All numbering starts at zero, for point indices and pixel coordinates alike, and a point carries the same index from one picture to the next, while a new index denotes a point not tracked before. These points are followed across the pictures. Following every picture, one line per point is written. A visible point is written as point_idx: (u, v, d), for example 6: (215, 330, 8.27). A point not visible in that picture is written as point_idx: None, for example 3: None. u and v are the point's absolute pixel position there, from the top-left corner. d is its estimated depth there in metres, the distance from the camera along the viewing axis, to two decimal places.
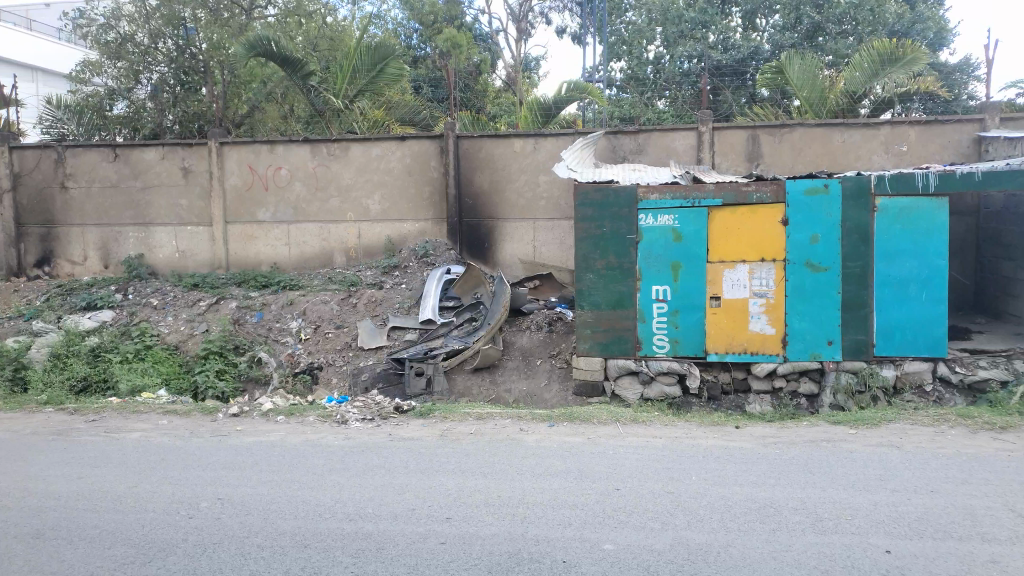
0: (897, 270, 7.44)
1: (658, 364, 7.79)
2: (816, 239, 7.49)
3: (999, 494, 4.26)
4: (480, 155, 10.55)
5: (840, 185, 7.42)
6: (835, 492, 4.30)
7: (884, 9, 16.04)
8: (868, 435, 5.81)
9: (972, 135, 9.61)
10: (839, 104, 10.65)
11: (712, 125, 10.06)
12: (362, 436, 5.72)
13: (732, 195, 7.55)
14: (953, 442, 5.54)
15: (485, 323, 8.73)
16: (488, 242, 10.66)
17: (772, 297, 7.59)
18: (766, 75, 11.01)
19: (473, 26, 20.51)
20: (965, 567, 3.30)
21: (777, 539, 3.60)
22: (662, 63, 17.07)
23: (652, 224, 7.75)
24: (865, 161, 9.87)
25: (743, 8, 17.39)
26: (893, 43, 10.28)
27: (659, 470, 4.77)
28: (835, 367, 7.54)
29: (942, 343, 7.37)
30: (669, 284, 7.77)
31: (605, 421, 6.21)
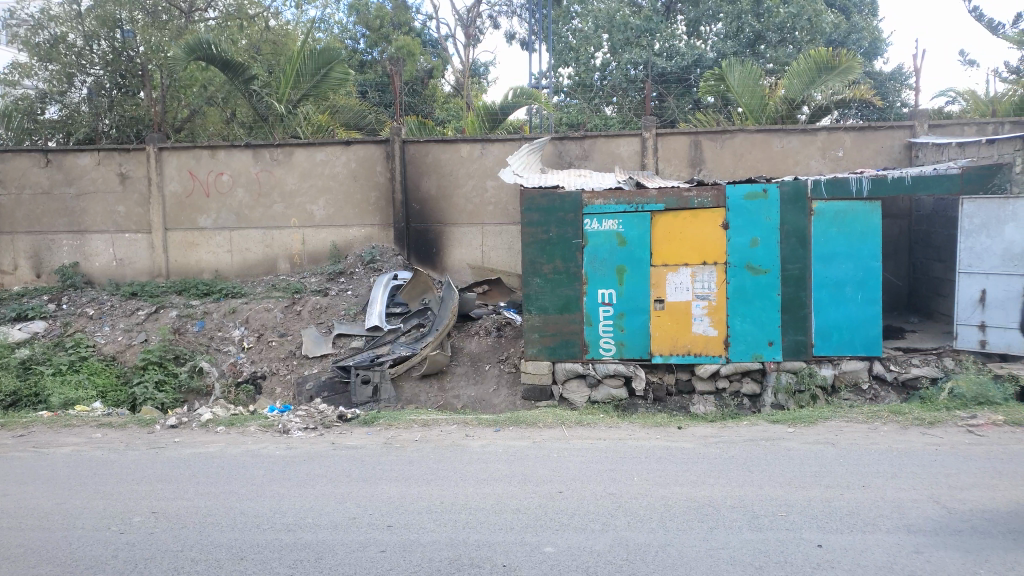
0: (834, 273, 7.68)
1: (605, 367, 7.89)
2: (756, 243, 7.68)
3: (926, 487, 4.44)
4: (427, 160, 10.52)
5: (779, 189, 7.64)
6: (772, 489, 4.42)
7: (821, 19, 16.65)
8: (806, 433, 5.98)
9: (904, 141, 9.99)
10: (778, 110, 10.90)
11: (656, 131, 10.24)
12: (305, 445, 5.66)
13: (675, 199, 7.69)
14: (884, 438, 5.74)
15: (433, 329, 8.71)
16: (436, 247, 10.64)
17: (714, 299, 7.76)
18: (708, 83, 11.30)
19: (422, 31, 20.46)
20: (891, 558, 3.43)
21: (714, 537, 3.68)
22: (609, 70, 17.26)
23: (597, 229, 7.84)
24: (803, 166, 10.15)
25: (687, 16, 17.76)
26: (829, 51, 10.59)
27: (603, 472, 4.84)
28: (776, 367, 7.74)
29: (876, 342, 7.64)
30: (614, 288, 7.87)
31: (550, 425, 6.26)
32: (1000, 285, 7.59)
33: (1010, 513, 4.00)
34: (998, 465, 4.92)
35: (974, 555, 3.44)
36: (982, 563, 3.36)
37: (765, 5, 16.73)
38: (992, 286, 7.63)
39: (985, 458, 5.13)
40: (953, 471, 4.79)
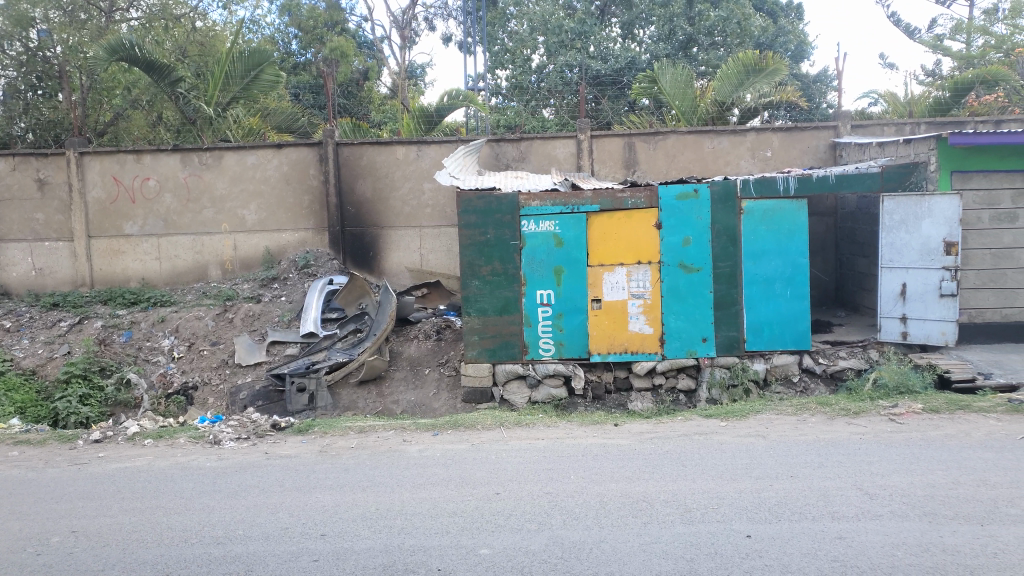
0: (763, 270, 7.91)
1: (545, 367, 7.94)
2: (689, 242, 7.85)
3: (850, 475, 4.60)
4: (362, 163, 10.41)
5: (709, 189, 7.81)
6: (704, 483, 4.53)
7: (749, 23, 17.15)
8: (738, 426, 6.14)
9: (828, 142, 10.37)
10: (708, 112, 11.17)
11: (591, 132, 10.37)
12: (237, 456, 5.53)
13: (610, 200, 7.79)
14: (812, 429, 5.94)
15: (370, 334, 8.61)
16: (372, 251, 10.52)
17: (649, 298, 7.90)
18: (641, 84, 11.45)
19: (357, 33, 20.24)
20: (815, 544, 3.55)
21: (648, 532, 3.76)
22: (545, 72, 17.40)
23: (534, 230, 7.89)
24: (734, 166, 10.42)
25: (621, 19, 18.08)
26: (757, 55, 10.87)
27: (540, 471, 4.88)
28: (710, 363, 7.91)
29: (805, 336, 7.90)
30: (552, 288, 7.94)
31: (489, 427, 6.26)
32: (919, 279, 7.97)
33: (926, 496, 4.20)
34: (916, 451, 5.15)
35: (891, 538, 3.60)
36: (900, 546, 3.51)
37: (696, 8, 17.13)
38: (912, 280, 8.00)
39: (905, 444, 5.37)
40: (875, 458, 5.00)
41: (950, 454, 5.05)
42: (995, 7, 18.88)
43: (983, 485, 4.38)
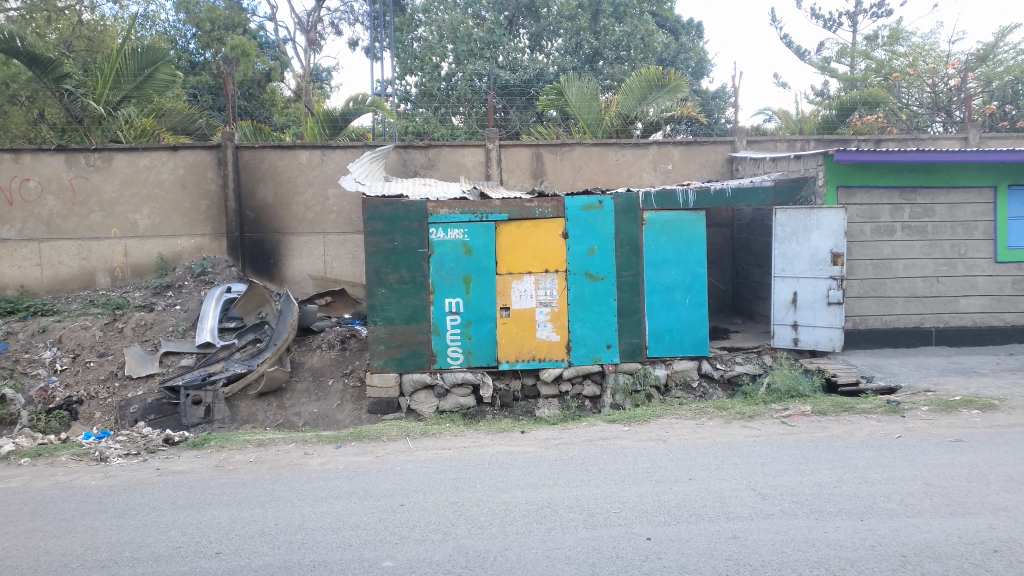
0: (664, 278, 8.16)
1: (453, 376, 7.91)
2: (594, 251, 8.00)
3: (744, 477, 4.79)
4: (263, 167, 10.11)
5: (613, 201, 8.00)
6: (606, 488, 4.61)
7: (653, 39, 17.74)
8: (640, 431, 6.29)
9: (725, 156, 10.82)
10: (613, 125, 11.40)
11: (499, 142, 10.44)
12: (125, 473, 5.24)
13: (518, 210, 7.85)
14: (710, 433, 6.15)
15: (270, 344, 8.36)
16: (274, 257, 10.23)
17: (556, 306, 8.00)
18: (548, 96, 11.64)
19: (258, 33, 19.65)
20: (711, 544, 3.67)
21: (551, 538, 3.79)
22: (454, 80, 17.46)
23: (443, 238, 7.85)
24: (637, 178, 10.71)
25: (530, 30, 18.34)
26: (659, 70, 11.33)
27: (445, 481, 4.85)
28: (614, 369, 8.09)
29: (704, 343, 8.18)
30: (461, 296, 7.92)
31: (394, 438, 6.18)
32: (808, 288, 8.41)
33: (814, 494, 4.42)
34: (806, 452, 5.43)
35: (782, 536, 3.76)
36: (789, 543, 3.68)
37: (601, 23, 17.57)
38: (802, 289, 8.43)
39: (795, 446, 5.63)
40: (768, 459, 5.22)
41: (835, 454, 5.34)
42: (876, 33, 20.25)
43: (864, 481, 4.66)
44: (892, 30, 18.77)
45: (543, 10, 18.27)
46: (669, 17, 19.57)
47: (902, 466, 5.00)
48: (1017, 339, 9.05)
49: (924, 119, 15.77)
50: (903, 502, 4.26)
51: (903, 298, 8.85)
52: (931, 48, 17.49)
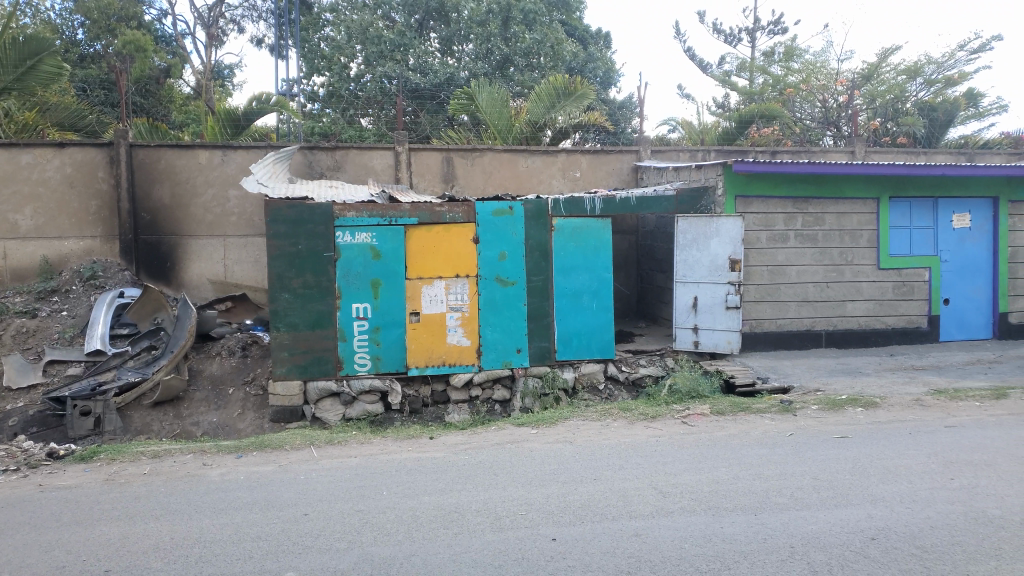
0: (572, 283, 8.31)
1: (360, 382, 7.79)
2: (504, 256, 8.06)
3: (646, 476, 4.93)
4: (159, 166, 9.69)
5: (523, 206, 8.08)
6: (513, 490, 4.65)
7: (562, 48, 18.04)
8: (547, 434, 6.38)
9: (631, 165, 11.13)
10: (523, 131, 11.54)
11: (408, 145, 10.37)
12: (4, 490, 4.91)
13: (428, 214, 7.83)
14: (614, 433, 6.31)
15: (167, 351, 8.04)
16: (171, 261, 9.81)
17: (466, 311, 8.01)
18: (459, 101, 11.63)
19: (154, 27, 18.80)
20: (614, 543, 3.77)
21: (458, 542, 3.80)
22: (364, 81, 17.29)
23: (350, 242, 7.73)
24: (546, 184, 10.85)
25: (440, 34, 18.28)
26: (567, 78, 11.61)
27: (351, 489, 4.78)
28: (524, 373, 8.17)
29: (610, 346, 8.37)
30: (369, 301, 7.82)
31: (298, 446, 6.03)
32: (708, 293, 8.75)
33: (710, 491, 4.60)
34: (706, 450, 5.64)
35: (681, 532, 3.89)
36: (687, 539, 3.81)
37: (511, 30, 17.73)
38: (703, 294, 8.77)
39: (695, 445, 5.84)
40: (669, 459, 5.39)
41: (732, 452, 5.58)
42: (772, 50, 21.29)
43: (759, 478, 4.88)
44: (786, 48, 19.79)
45: (452, 14, 18.19)
46: (577, 27, 19.93)
47: (792, 461, 5.27)
48: (897, 340, 9.68)
49: (816, 133, 16.68)
50: (792, 496, 4.49)
51: (796, 302, 9.32)
52: (822, 66, 18.51)
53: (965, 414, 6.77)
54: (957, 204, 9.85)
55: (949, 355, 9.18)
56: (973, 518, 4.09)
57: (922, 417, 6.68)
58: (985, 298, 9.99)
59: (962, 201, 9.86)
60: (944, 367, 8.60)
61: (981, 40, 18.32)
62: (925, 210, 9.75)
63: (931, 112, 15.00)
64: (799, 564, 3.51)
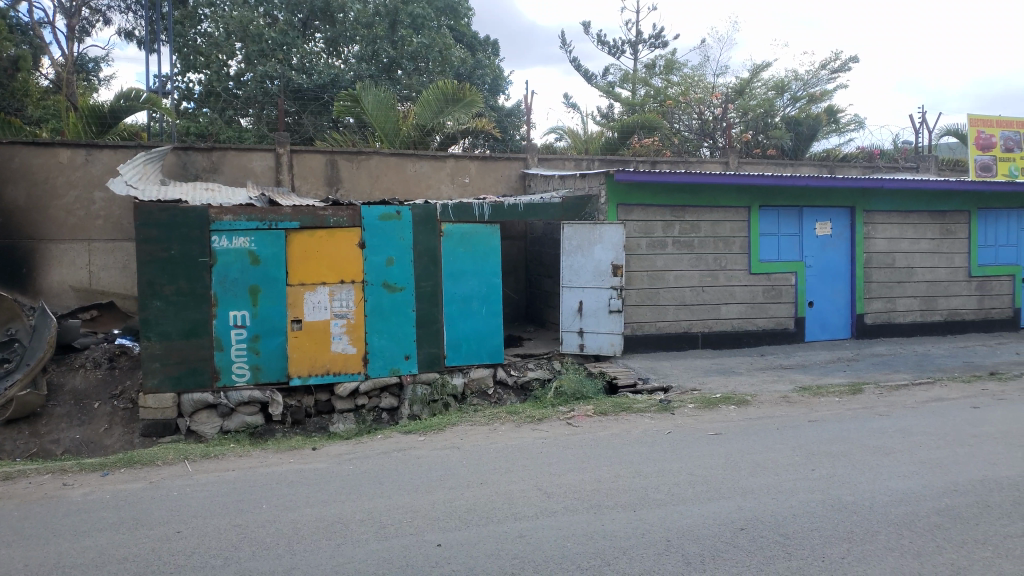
0: (461, 289, 8.34)
1: (239, 394, 7.50)
2: (391, 262, 7.98)
3: (531, 478, 5.02)
4: (13, 165, 8.98)
5: (411, 211, 8.03)
6: (400, 498, 4.62)
7: (450, 54, 18.04)
8: (434, 440, 6.37)
9: (519, 172, 11.29)
10: (410, 136, 11.45)
11: (290, 147, 10.08)
12: None
13: (310, 218, 7.65)
14: (500, 437, 6.38)
15: (21, 365, 7.53)
16: (28, 267, 9.13)
17: (352, 318, 7.86)
18: (343, 103, 11.38)
19: (7, 13, 17.39)
20: (498, 546, 3.80)
21: (340, 552, 3.74)
22: (243, 80, 16.73)
23: (227, 246, 7.44)
24: (434, 190, 10.82)
25: (325, 35, 17.92)
26: (455, 85, 11.56)
27: (229, 504, 4.59)
28: (412, 380, 8.10)
29: (499, 351, 8.45)
30: (247, 308, 7.54)
31: (171, 461, 5.74)
32: (593, 297, 9.00)
33: (593, 489, 4.73)
34: (590, 451, 5.79)
35: (564, 531, 3.99)
36: (570, 537, 3.91)
37: (398, 33, 17.58)
38: (587, 298, 9.00)
39: (580, 445, 6.00)
40: (554, 460, 5.52)
41: (615, 451, 5.76)
42: (653, 63, 22.16)
43: (638, 475, 5.07)
44: (666, 62, 20.65)
45: (338, 14, 17.88)
46: (466, 33, 20.00)
47: (669, 459, 5.49)
48: (766, 341, 10.29)
49: (694, 144, 17.51)
50: (669, 491, 4.70)
51: (674, 306, 9.74)
52: (698, 80, 19.45)
53: (826, 408, 7.29)
54: (819, 213, 10.59)
55: (812, 354, 9.85)
56: (830, 505, 4.41)
57: (788, 413, 7.14)
58: (844, 300, 10.79)
59: (823, 211, 10.60)
60: (807, 365, 9.22)
61: (841, 61, 19.81)
62: (791, 219, 10.42)
63: (797, 126, 16.32)
64: (674, 556, 3.67)
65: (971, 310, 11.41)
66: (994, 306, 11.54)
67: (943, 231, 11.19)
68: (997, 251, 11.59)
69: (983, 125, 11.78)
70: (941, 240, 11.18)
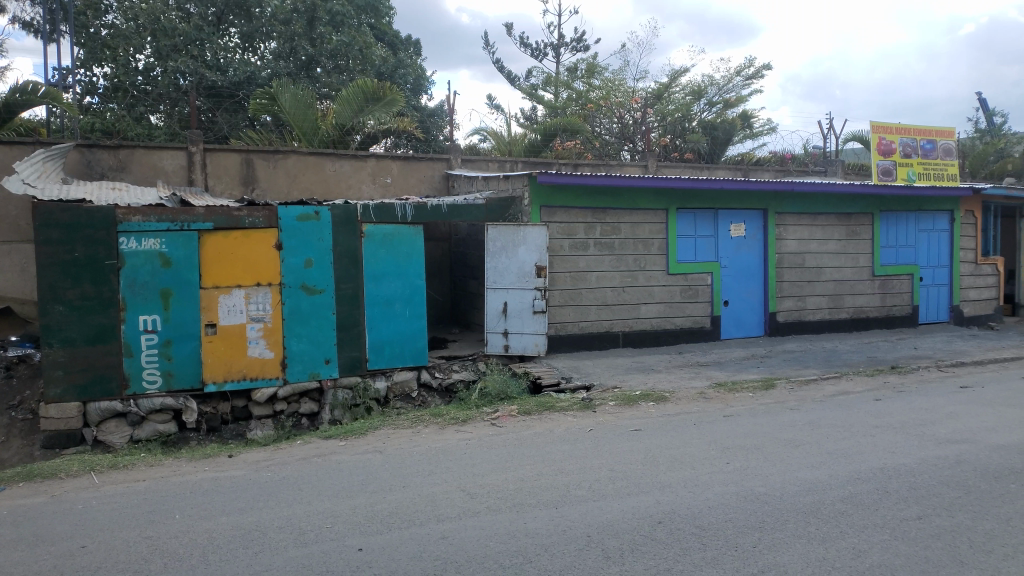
0: (383, 291, 8.26)
1: (150, 402, 7.22)
2: (310, 264, 7.82)
3: (454, 480, 5.01)
4: None
5: (330, 212, 7.89)
6: (320, 504, 4.54)
7: (371, 52, 17.84)
8: (356, 444, 6.28)
9: (442, 173, 11.26)
10: (329, 135, 11.27)
11: (204, 145, 9.77)
12: None
13: (225, 219, 7.42)
14: (424, 440, 6.35)
15: None
16: None
17: (269, 321, 7.67)
18: (259, 101, 11.11)
19: None
20: (421, 548, 3.79)
21: (258, 561, 3.65)
22: (154, 76, 16.06)
23: (135, 248, 7.14)
24: (355, 190, 10.67)
25: (241, 29, 17.40)
26: (375, 84, 11.42)
27: (139, 515, 4.41)
28: (333, 385, 7.96)
29: (423, 353, 8.40)
30: (158, 312, 7.26)
31: (75, 473, 5.47)
32: (517, 298, 9.07)
33: (515, 489, 4.76)
34: (512, 450, 5.83)
35: (486, 531, 4.00)
36: (492, 536, 3.93)
37: (317, 30, 17.35)
38: (512, 299, 9.06)
39: (503, 445, 6.03)
40: (477, 460, 5.53)
41: (538, 450, 5.82)
42: (575, 66, 22.45)
43: (561, 473, 5.14)
44: (587, 65, 20.97)
45: (254, 10, 17.34)
46: (387, 32, 19.77)
47: (591, 456, 5.59)
48: (685, 339, 10.59)
49: (614, 147, 17.88)
50: (591, 488, 4.78)
51: (596, 306, 9.91)
52: (619, 84, 19.82)
53: (740, 404, 7.55)
54: (734, 215, 10.94)
55: (728, 351, 10.20)
56: (743, 497, 4.57)
57: (704, 408, 7.37)
58: (757, 299, 11.20)
59: (738, 213, 10.96)
60: (723, 362, 9.53)
61: (754, 68, 20.55)
62: (707, 221, 10.74)
63: (712, 131, 16.91)
64: (594, 551, 3.74)
65: (874, 308, 12.03)
66: (895, 303, 12.20)
67: (848, 233, 11.76)
68: (898, 252, 12.26)
69: (884, 132, 12.38)
70: (847, 241, 11.75)
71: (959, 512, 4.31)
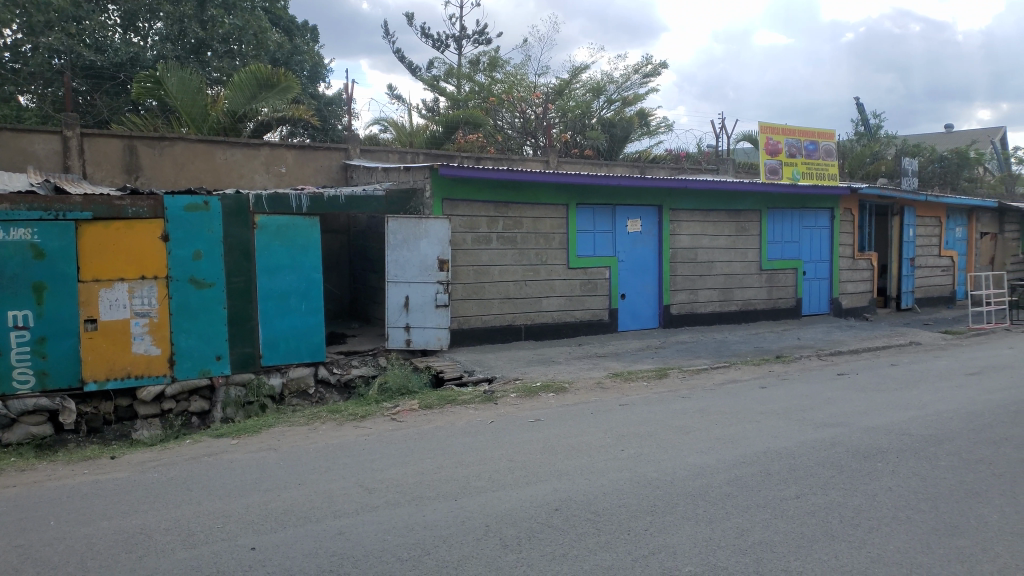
0: (277, 284, 8.03)
1: (22, 403, 6.74)
2: (199, 256, 7.50)
3: (353, 475, 4.94)
4: None
5: (220, 202, 7.59)
6: (211, 504, 4.38)
7: (266, 37, 17.25)
8: (249, 443, 6.08)
9: (340, 163, 11.03)
10: (220, 122, 10.89)
11: (81, 130, 9.19)
12: None
13: (105, 208, 7.02)
14: (322, 436, 6.23)
15: None
16: None
17: (155, 316, 7.32)
18: (143, 84, 10.47)
19: None
20: (317, 545, 3.72)
21: (142, 566, 3.48)
22: (24, 53, 14.97)
23: (3, 238, 6.65)
24: (248, 179, 10.30)
25: (121, 7, 16.21)
26: (269, 70, 11.03)
27: (8, 523, 4.12)
28: (224, 382, 7.69)
29: (320, 348, 8.22)
30: (30, 307, 6.80)
31: None
32: (418, 292, 9.01)
33: (417, 482, 4.75)
34: (413, 444, 5.81)
35: (383, 525, 3.98)
36: (390, 530, 3.91)
37: (207, 12, 16.59)
38: (413, 293, 9.00)
39: (404, 439, 6.00)
40: (377, 455, 5.48)
41: (440, 443, 5.82)
42: (477, 58, 22.47)
43: (461, 465, 5.16)
44: (490, 58, 21.03)
45: None
46: (283, 16, 19.12)
47: (492, 447, 5.64)
48: (584, 331, 10.84)
49: (516, 141, 18.08)
50: (491, 478, 4.82)
51: (498, 299, 9.98)
52: (521, 78, 19.98)
53: (635, 393, 7.80)
54: (631, 211, 11.23)
55: (625, 343, 10.50)
56: (637, 482, 4.73)
57: (602, 398, 7.57)
58: (652, 292, 11.57)
59: (634, 208, 11.25)
60: (620, 354, 9.80)
61: (651, 67, 21.16)
62: (605, 216, 10.98)
63: (611, 129, 17.29)
64: (493, 541, 3.79)
65: (761, 300, 12.67)
66: (780, 296, 12.88)
67: (738, 228, 12.33)
68: (783, 247, 12.93)
69: (771, 133, 13.04)
70: (736, 237, 12.31)
71: (832, 490, 4.62)
